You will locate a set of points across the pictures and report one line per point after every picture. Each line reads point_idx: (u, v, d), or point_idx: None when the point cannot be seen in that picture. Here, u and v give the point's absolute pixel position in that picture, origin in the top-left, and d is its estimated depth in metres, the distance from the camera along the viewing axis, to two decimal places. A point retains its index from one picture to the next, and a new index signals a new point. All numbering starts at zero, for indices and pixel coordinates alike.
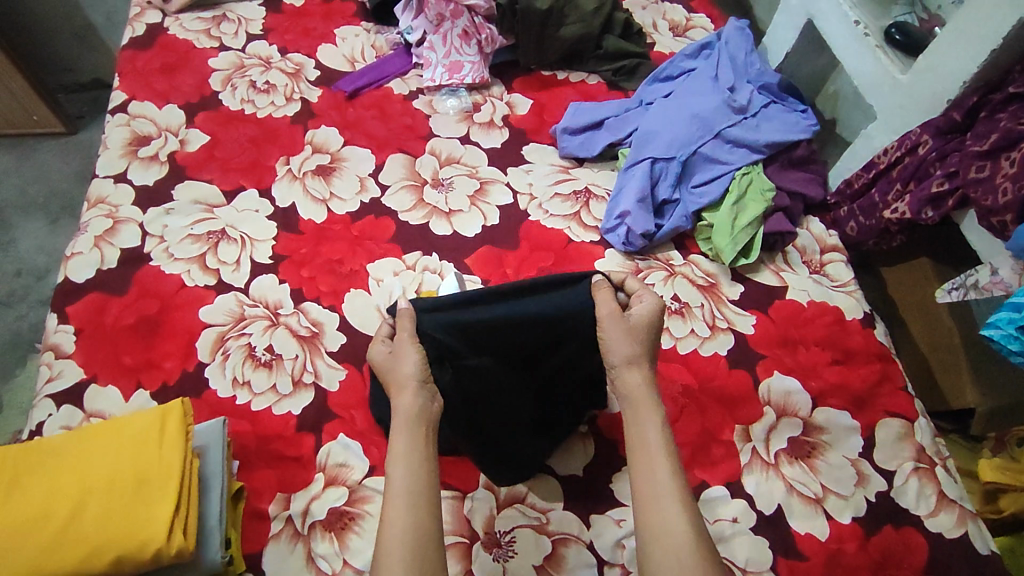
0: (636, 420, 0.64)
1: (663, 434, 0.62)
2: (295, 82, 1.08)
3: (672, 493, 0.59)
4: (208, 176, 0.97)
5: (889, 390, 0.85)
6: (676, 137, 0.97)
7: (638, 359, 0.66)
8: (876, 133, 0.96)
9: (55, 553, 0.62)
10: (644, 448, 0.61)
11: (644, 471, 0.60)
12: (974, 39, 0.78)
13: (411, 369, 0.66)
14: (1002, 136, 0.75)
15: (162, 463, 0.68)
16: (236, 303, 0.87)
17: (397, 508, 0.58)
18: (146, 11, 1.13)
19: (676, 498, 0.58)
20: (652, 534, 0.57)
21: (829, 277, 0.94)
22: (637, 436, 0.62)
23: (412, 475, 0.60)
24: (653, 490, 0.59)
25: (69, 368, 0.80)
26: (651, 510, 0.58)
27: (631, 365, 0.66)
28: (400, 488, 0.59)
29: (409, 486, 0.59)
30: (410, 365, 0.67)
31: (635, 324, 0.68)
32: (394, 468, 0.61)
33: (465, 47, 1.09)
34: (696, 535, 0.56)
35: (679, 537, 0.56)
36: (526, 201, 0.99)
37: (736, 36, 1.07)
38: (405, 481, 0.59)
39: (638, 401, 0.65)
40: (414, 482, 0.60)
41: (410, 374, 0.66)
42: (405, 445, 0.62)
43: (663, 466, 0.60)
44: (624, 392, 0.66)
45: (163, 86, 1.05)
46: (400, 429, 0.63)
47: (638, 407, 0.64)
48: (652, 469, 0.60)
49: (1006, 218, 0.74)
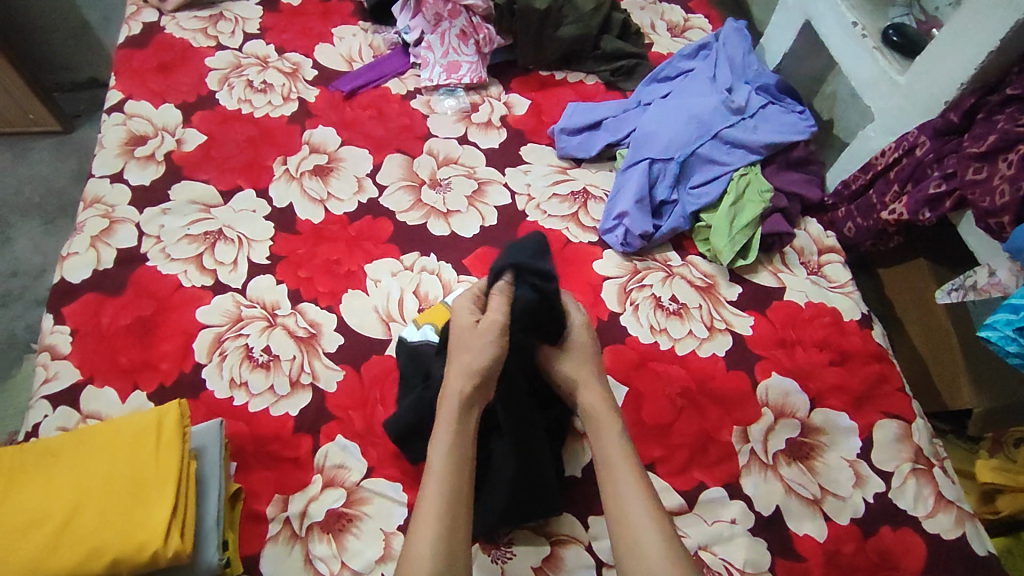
0: (600, 438, 0.71)
1: (622, 446, 0.70)
2: (293, 82, 1.07)
3: (636, 498, 0.66)
4: (205, 176, 0.96)
5: (886, 390, 0.85)
6: (675, 137, 0.98)
7: (587, 382, 0.75)
8: (874, 134, 0.96)
9: (51, 557, 0.61)
10: (607, 463, 0.69)
11: (610, 481, 0.68)
12: (972, 41, 0.78)
13: (479, 363, 0.71)
14: (1000, 138, 0.75)
15: (159, 464, 0.67)
16: (233, 304, 0.86)
17: (434, 491, 0.64)
18: (142, 11, 1.13)
19: (640, 501, 0.66)
20: (620, 535, 0.64)
21: (826, 278, 0.94)
22: (601, 451, 0.70)
23: (454, 454, 0.67)
24: (618, 500, 0.66)
25: (65, 369, 0.80)
26: (616, 517, 0.65)
27: (587, 386, 0.74)
28: (438, 466, 0.66)
29: (449, 469, 0.66)
30: (481, 360, 0.71)
31: (577, 349, 0.77)
32: (438, 442, 0.68)
33: (463, 46, 1.09)
34: (659, 536, 0.63)
35: (643, 536, 0.63)
36: (524, 201, 0.99)
37: (734, 36, 1.07)
38: (444, 464, 0.66)
39: (599, 415, 0.72)
40: (455, 465, 0.67)
41: (477, 367, 0.71)
42: (448, 435, 0.68)
43: (624, 474, 0.67)
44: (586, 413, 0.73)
45: (159, 86, 1.04)
46: (447, 416, 0.69)
47: (600, 424, 0.72)
48: (618, 477, 0.67)
49: (1003, 220, 0.75)
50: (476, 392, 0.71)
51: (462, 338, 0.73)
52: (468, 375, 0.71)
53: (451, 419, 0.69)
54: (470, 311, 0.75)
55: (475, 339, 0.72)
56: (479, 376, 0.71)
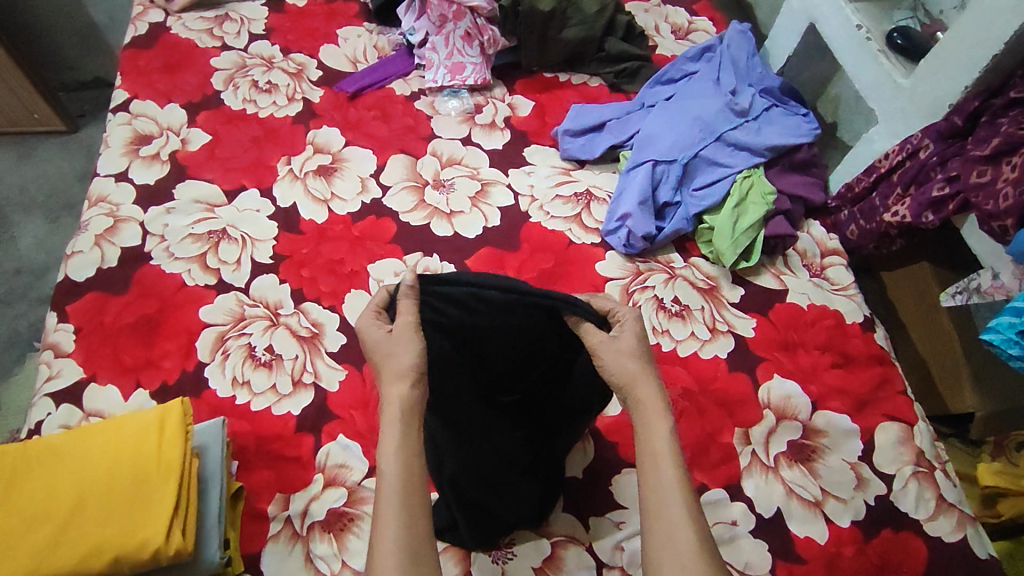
0: (643, 427, 0.59)
1: (673, 440, 0.58)
2: (297, 83, 1.08)
3: (680, 499, 0.55)
4: (209, 176, 0.97)
5: (889, 394, 0.85)
6: (678, 140, 0.98)
7: (635, 380, 0.60)
8: (877, 137, 0.96)
9: (52, 554, 0.61)
10: (651, 453, 0.57)
11: (653, 480, 0.56)
12: (976, 44, 0.78)
13: (410, 361, 0.58)
14: (1004, 141, 0.75)
15: (161, 463, 0.68)
16: (237, 303, 0.86)
17: (390, 499, 0.53)
18: (148, 11, 1.13)
19: (682, 503, 0.55)
20: (655, 540, 0.54)
21: (829, 280, 0.94)
22: (646, 441, 0.58)
23: (405, 454, 0.56)
24: (659, 496, 0.55)
25: (69, 367, 0.80)
26: (654, 515, 0.54)
27: (637, 380, 0.60)
28: (391, 473, 0.54)
29: (405, 472, 0.54)
30: (410, 359, 0.59)
31: (621, 344, 0.62)
32: (386, 440, 0.56)
33: (467, 48, 1.10)
34: (703, 544, 0.53)
35: (684, 545, 0.52)
36: (527, 203, 0.99)
37: (738, 38, 1.07)
38: (398, 468, 0.54)
39: (647, 406, 0.60)
40: (408, 468, 0.55)
41: (407, 365, 0.58)
42: (394, 434, 0.56)
43: (670, 467, 0.56)
44: (632, 403, 0.60)
45: (165, 86, 1.05)
46: (390, 421, 0.57)
47: (648, 411, 0.59)
48: (661, 471, 0.56)
49: (1007, 223, 0.74)
50: (419, 392, 0.59)
51: (377, 348, 0.60)
52: (401, 375, 0.58)
53: (396, 419, 0.57)
54: (378, 323, 0.62)
55: (397, 339, 0.59)
56: (414, 378, 0.58)
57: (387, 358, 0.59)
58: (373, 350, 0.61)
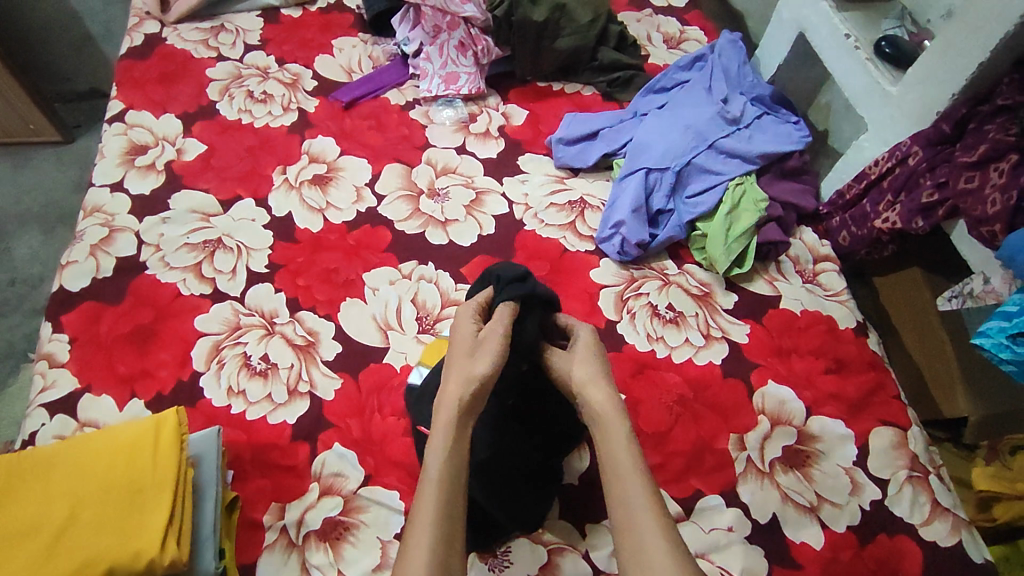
0: (605, 439, 0.61)
1: (634, 453, 0.59)
2: (292, 92, 1.08)
3: (646, 508, 0.55)
4: (205, 185, 0.97)
5: (882, 398, 0.85)
6: (671, 147, 0.98)
7: (594, 381, 0.64)
8: (868, 144, 0.97)
9: (46, 565, 0.61)
10: (614, 465, 0.59)
11: (618, 491, 0.57)
12: (962, 52, 0.79)
13: (480, 371, 0.63)
14: (991, 148, 0.76)
15: (156, 473, 0.67)
16: (232, 312, 0.87)
17: (429, 501, 0.55)
18: (144, 22, 1.14)
19: (648, 511, 0.55)
20: (626, 549, 0.54)
21: (822, 286, 0.95)
22: (607, 456, 0.60)
23: (450, 463, 0.58)
24: (626, 506, 0.56)
25: (63, 377, 0.80)
26: (623, 526, 0.55)
27: (593, 385, 0.64)
28: (435, 476, 0.57)
29: (446, 476, 0.57)
30: (482, 367, 0.63)
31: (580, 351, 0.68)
32: (431, 455, 0.58)
33: (461, 58, 1.10)
34: (670, 544, 0.53)
35: (654, 548, 0.52)
36: (521, 211, 0.99)
37: (729, 48, 1.09)
38: (440, 470, 0.57)
39: (605, 417, 0.62)
40: (452, 474, 0.57)
41: (478, 374, 0.63)
42: (445, 437, 0.59)
43: (636, 479, 0.57)
44: (590, 413, 0.63)
45: (160, 96, 1.05)
46: (443, 422, 0.60)
47: (607, 425, 0.61)
48: (627, 481, 0.57)
49: (995, 228, 0.75)
50: (475, 401, 0.62)
51: (462, 348, 0.67)
52: (466, 380, 0.62)
53: (450, 426, 0.60)
54: (473, 319, 0.70)
55: (479, 349, 0.65)
56: (481, 386, 0.63)
57: (466, 361, 0.65)
58: (460, 342, 0.68)
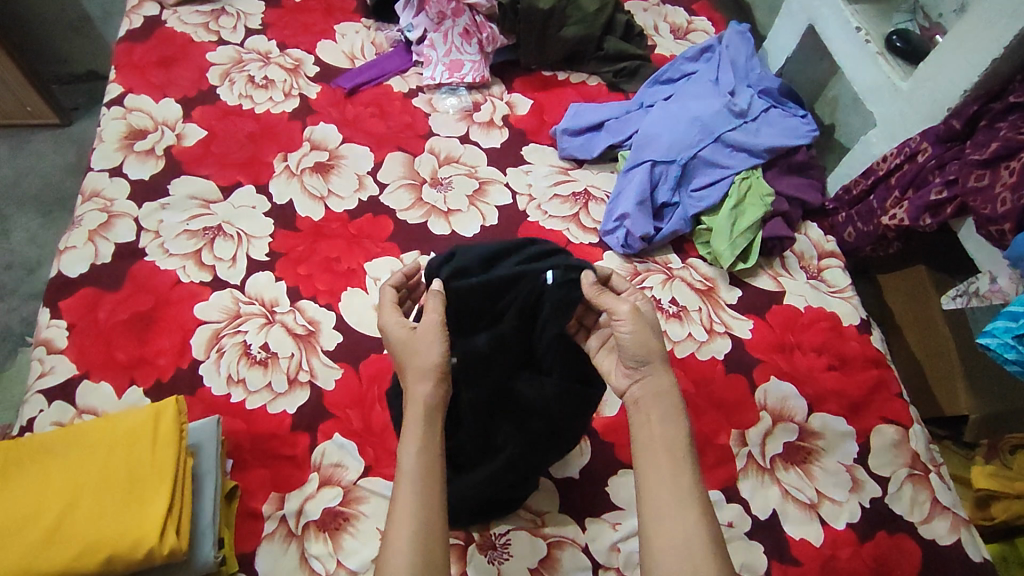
0: (653, 426, 0.60)
1: (683, 449, 0.58)
2: (294, 78, 1.07)
3: (689, 502, 0.55)
4: (205, 171, 0.96)
5: (884, 396, 0.85)
6: (677, 140, 0.97)
7: (653, 364, 0.62)
8: (876, 139, 0.96)
9: (45, 553, 0.61)
10: (668, 450, 0.58)
11: (659, 479, 0.57)
12: (975, 47, 0.78)
13: (435, 359, 0.61)
14: (1003, 146, 0.76)
15: (155, 464, 0.67)
16: (232, 300, 0.86)
17: (406, 495, 0.55)
18: (143, 4, 1.12)
19: (693, 504, 0.55)
20: (663, 540, 0.54)
21: (826, 283, 0.94)
22: (655, 439, 0.59)
23: (425, 458, 0.58)
24: (666, 496, 0.56)
25: (61, 363, 0.79)
26: (659, 516, 0.55)
27: (659, 363, 0.62)
28: (411, 471, 0.56)
29: (423, 472, 0.56)
30: (435, 356, 0.61)
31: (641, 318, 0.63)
32: (405, 452, 0.58)
33: (465, 45, 1.09)
34: (711, 539, 0.53)
35: (695, 542, 0.53)
36: (524, 201, 0.98)
37: (737, 40, 1.07)
38: (417, 468, 0.57)
39: (666, 400, 0.61)
40: (429, 469, 0.57)
41: (432, 364, 0.61)
42: (416, 434, 0.59)
43: (686, 473, 0.57)
44: (654, 390, 0.62)
45: (160, 80, 1.04)
46: (412, 422, 0.59)
47: (664, 413, 0.60)
48: (674, 474, 0.57)
49: (1005, 227, 0.74)
50: (440, 391, 0.61)
51: (404, 345, 0.64)
52: (424, 375, 0.61)
53: (419, 423, 0.59)
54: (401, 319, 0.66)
55: (419, 339, 0.62)
56: (438, 377, 0.61)
57: (412, 356, 0.62)
58: (400, 344, 0.65)
